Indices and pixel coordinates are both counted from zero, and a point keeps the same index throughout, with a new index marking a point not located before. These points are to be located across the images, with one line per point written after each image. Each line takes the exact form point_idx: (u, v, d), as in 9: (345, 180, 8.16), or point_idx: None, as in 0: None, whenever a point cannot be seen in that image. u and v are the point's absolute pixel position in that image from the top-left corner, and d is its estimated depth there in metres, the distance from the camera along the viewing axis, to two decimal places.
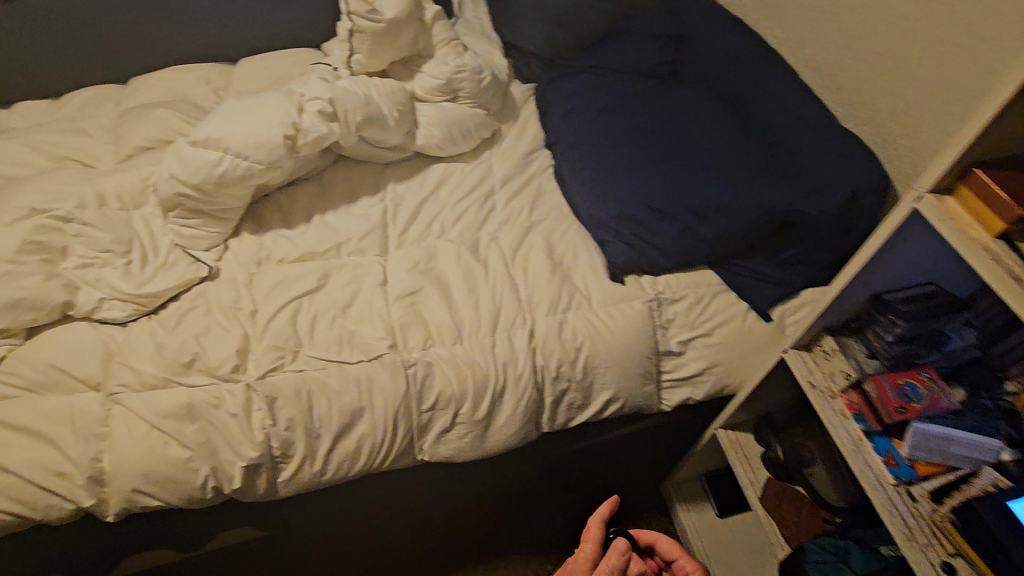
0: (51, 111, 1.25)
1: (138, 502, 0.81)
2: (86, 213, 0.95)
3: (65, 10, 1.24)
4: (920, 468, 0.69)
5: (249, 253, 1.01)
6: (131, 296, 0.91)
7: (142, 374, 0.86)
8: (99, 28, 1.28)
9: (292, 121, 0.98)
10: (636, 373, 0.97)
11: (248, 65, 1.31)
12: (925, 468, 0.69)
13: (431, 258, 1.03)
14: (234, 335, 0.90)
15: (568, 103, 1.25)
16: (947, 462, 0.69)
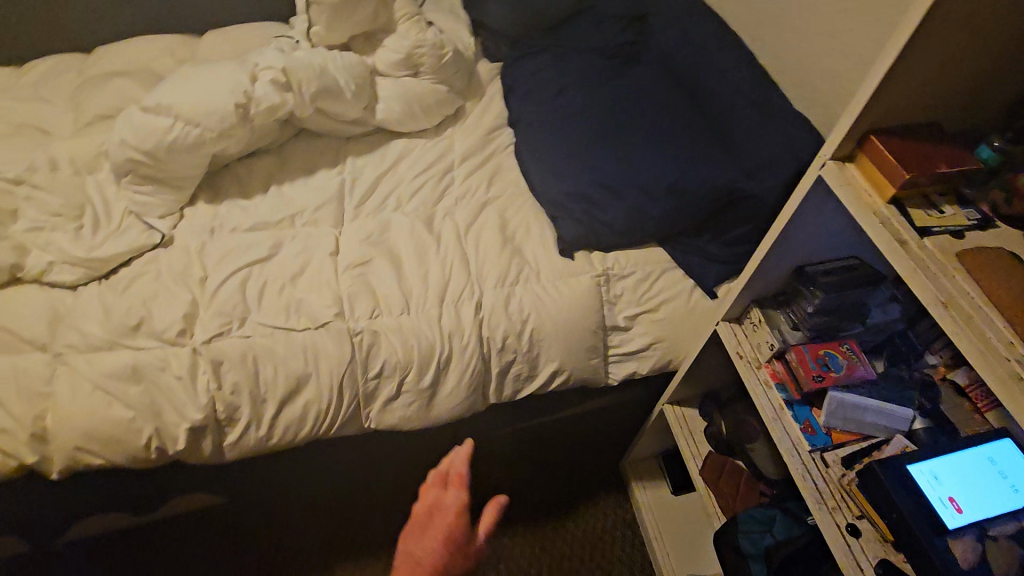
0: (13, 77, 1.25)
1: (81, 461, 0.83)
2: (37, 178, 0.97)
3: None
4: (834, 434, 0.72)
5: (203, 222, 1.02)
6: (80, 260, 0.92)
7: (89, 336, 0.87)
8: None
9: (244, 89, 0.99)
10: (582, 347, 0.99)
11: (213, 36, 1.31)
12: (840, 434, 0.72)
13: (384, 231, 1.05)
14: (182, 300, 0.91)
15: (529, 81, 1.26)
16: (861, 428, 0.72)
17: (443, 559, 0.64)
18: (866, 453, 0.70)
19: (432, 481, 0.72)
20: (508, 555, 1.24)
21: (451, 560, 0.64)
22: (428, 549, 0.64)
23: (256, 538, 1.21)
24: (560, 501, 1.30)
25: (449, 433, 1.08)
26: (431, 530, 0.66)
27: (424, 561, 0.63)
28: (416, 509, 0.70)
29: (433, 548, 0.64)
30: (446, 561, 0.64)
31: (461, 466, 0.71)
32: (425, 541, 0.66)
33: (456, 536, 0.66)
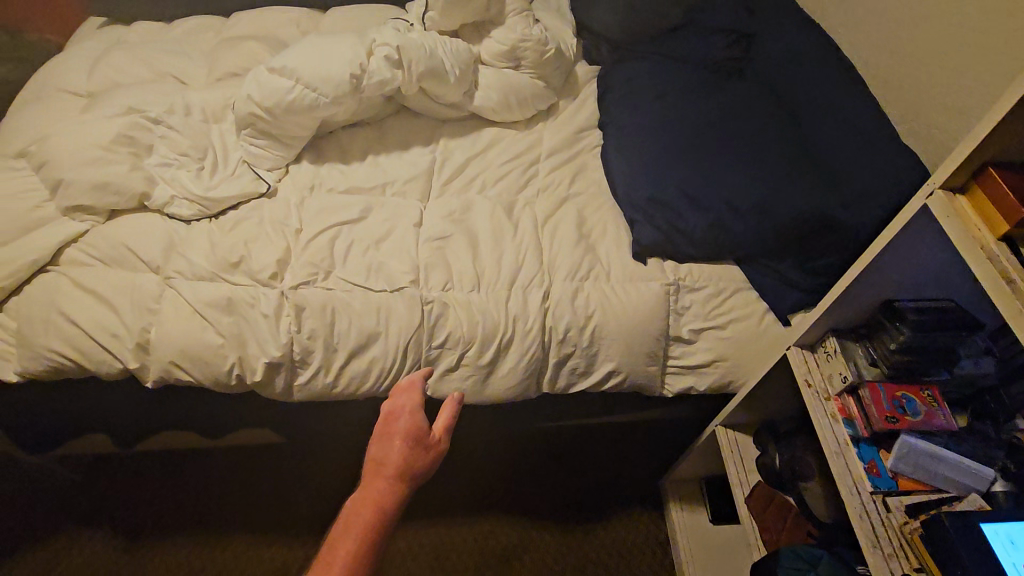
0: (162, 30, 1.40)
1: (172, 374, 0.92)
2: (172, 120, 1.08)
3: None
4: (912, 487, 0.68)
5: (306, 179, 1.11)
6: (197, 198, 1.02)
7: (195, 265, 0.96)
8: None
9: (359, 61, 1.05)
10: (641, 352, 0.98)
11: (336, 12, 1.41)
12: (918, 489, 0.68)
13: (466, 210, 1.09)
14: (278, 246, 0.99)
15: (625, 86, 1.28)
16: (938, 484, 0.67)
17: (406, 454, 0.72)
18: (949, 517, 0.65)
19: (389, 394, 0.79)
20: (533, 548, 1.24)
21: (414, 452, 0.72)
22: (390, 449, 0.73)
23: (303, 480, 1.30)
24: (592, 505, 1.30)
25: (497, 414, 1.10)
26: (391, 433, 0.74)
27: (388, 460, 0.71)
28: (380, 419, 0.78)
29: (394, 447, 0.72)
30: (410, 456, 0.72)
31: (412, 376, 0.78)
32: (389, 443, 0.74)
33: (416, 433, 0.74)
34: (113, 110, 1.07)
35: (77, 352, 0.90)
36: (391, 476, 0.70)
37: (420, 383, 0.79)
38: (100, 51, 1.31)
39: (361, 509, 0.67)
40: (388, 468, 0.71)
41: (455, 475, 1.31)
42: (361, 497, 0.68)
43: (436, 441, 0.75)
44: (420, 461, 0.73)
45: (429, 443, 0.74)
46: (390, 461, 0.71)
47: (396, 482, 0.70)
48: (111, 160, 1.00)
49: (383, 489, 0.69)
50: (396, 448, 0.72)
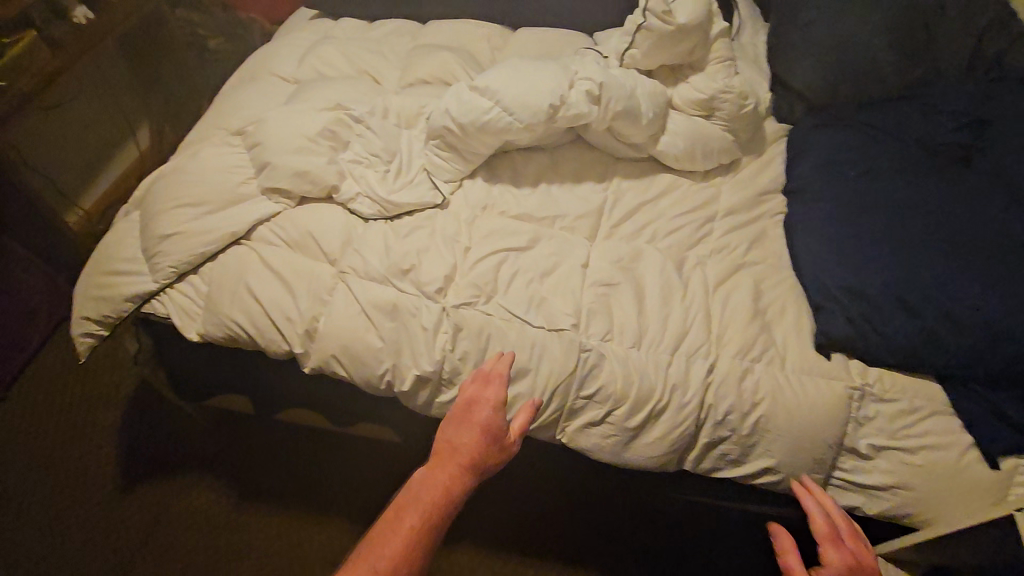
0: (364, 29, 1.48)
1: (330, 366, 0.95)
2: (371, 120, 1.12)
3: None
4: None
5: (479, 197, 1.11)
6: (379, 199, 1.05)
7: (368, 265, 0.99)
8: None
9: (561, 93, 1.04)
10: (808, 457, 0.88)
11: (527, 34, 1.42)
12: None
13: (635, 259, 1.04)
14: (447, 261, 1.00)
15: (824, 152, 1.17)
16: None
17: (479, 447, 0.79)
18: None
19: (472, 377, 0.85)
20: None
21: (487, 448, 0.80)
22: (466, 438, 0.80)
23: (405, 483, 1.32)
24: None
25: (622, 475, 1.04)
26: (470, 422, 0.81)
27: (461, 448, 0.79)
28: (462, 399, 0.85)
29: (469, 436, 0.80)
30: (482, 452, 0.79)
31: (499, 372, 0.84)
32: (466, 429, 0.81)
33: (492, 431, 0.80)
34: (322, 103, 1.13)
35: (253, 328, 0.95)
36: (462, 464, 0.78)
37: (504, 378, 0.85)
38: (311, 42, 1.40)
39: (431, 485, 0.77)
40: (460, 456, 0.79)
41: (553, 520, 1.25)
42: (433, 475, 0.78)
43: (508, 442, 0.81)
44: (490, 456, 0.80)
45: (501, 441, 0.81)
46: (462, 448, 0.79)
47: (465, 471, 0.78)
48: (313, 151, 1.06)
49: (452, 475, 0.78)
50: (470, 438, 0.80)
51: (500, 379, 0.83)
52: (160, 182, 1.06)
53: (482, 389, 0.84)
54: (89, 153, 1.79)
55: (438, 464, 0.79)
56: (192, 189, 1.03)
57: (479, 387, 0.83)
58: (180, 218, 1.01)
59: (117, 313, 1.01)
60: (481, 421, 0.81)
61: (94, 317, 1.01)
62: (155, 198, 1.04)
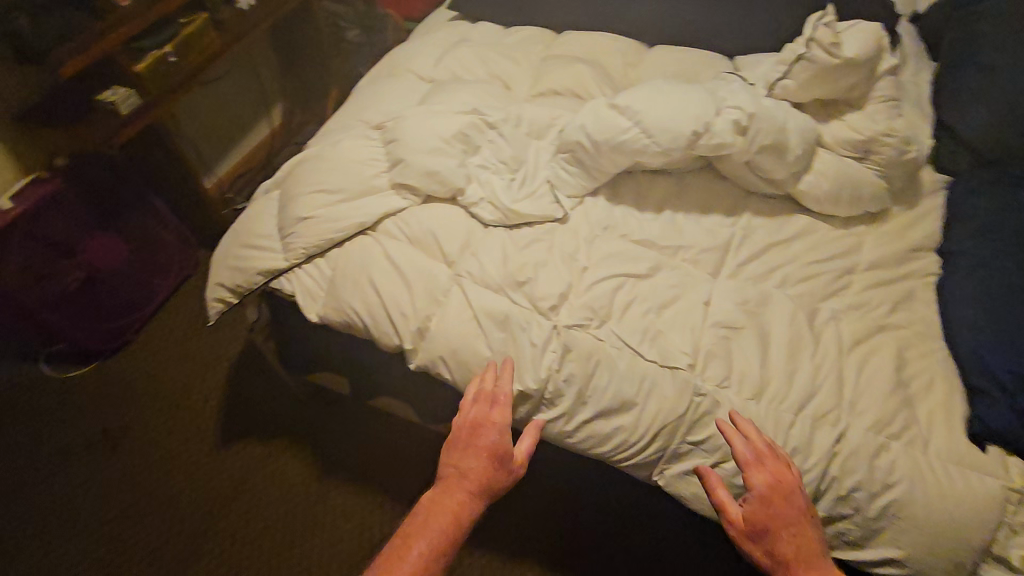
0: (499, 34, 1.49)
1: (436, 366, 0.96)
2: (504, 127, 1.13)
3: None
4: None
5: (600, 217, 1.08)
6: (502, 206, 1.05)
7: (485, 271, 0.99)
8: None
9: (707, 119, 1.00)
10: (944, 558, 0.78)
11: (664, 52, 1.38)
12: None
13: (762, 303, 0.97)
14: (564, 279, 0.98)
15: (995, 209, 1.02)
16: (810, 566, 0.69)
17: (490, 470, 0.78)
18: (781, 521, 0.72)
19: (477, 398, 0.85)
20: None
21: (496, 471, 0.78)
22: (474, 462, 0.78)
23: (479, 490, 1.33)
24: None
25: None
26: (476, 445, 0.80)
27: (470, 471, 0.77)
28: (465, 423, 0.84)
29: (476, 459, 0.78)
30: (491, 475, 0.78)
31: (502, 392, 0.84)
32: (473, 453, 0.80)
33: (500, 454, 0.79)
34: (458, 105, 1.16)
35: (369, 318, 0.98)
36: (471, 488, 0.76)
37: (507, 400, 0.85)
38: (450, 44, 1.44)
39: (439, 511, 0.73)
40: (466, 479, 0.77)
41: (632, 569, 1.18)
42: (439, 499, 0.75)
43: (515, 464, 0.80)
44: (498, 479, 0.78)
45: (509, 464, 0.80)
46: (471, 471, 0.77)
47: (477, 493, 0.76)
48: (445, 152, 1.07)
49: (462, 499, 0.75)
50: (477, 461, 0.78)
51: (505, 401, 0.84)
52: (301, 166, 1.13)
53: (487, 411, 0.84)
54: (229, 131, 1.96)
55: (444, 489, 0.76)
56: (329, 176, 1.08)
57: (484, 409, 0.84)
58: (316, 203, 1.06)
59: (248, 285, 1.07)
60: (487, 444, 0.80)
61: (228, 286, 1.09)
62: (296, 181, 1.10)
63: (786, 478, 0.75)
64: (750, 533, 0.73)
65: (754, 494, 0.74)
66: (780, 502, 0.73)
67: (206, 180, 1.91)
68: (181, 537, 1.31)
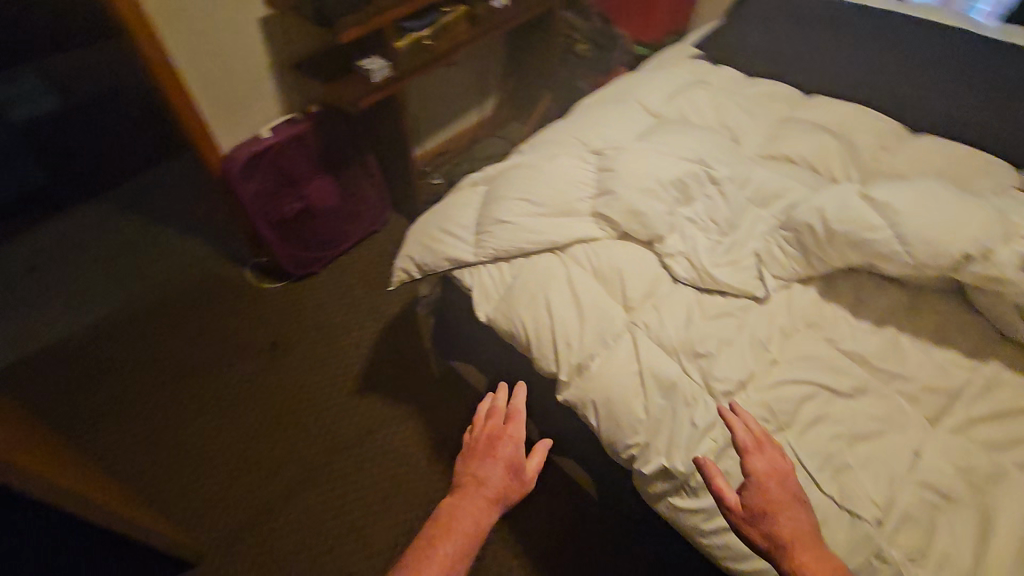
0: (740, 83, 1.42)
1: (584, 407, 0.93)
2: (727, 186, 1.06)
3: (819, 42, 1.43)
4: (801, 568, 0.65)
5: (805, 311, 0.97)
6: (700, 266, 0.99)
7: (663, 329, 0.93)
8: (831, 59, 1.40)
9: (985, 245, 0.85)
10: None
11: (933, 142, 1.21)
12: (793, 564, 0.65)
13: (992, 480, 0.78)
14: (747, 366, 0.89)
15: None
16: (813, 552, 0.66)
17: (507, 483, 0.78)
18: (776, 504, 0.70)
19: (491, 414, 0.85)
20: None
21: (511, 483, 0.78)
22: (490, 472, 0.78)
23: (573, 527, 1.33)
24: None
25: None
26: (494, 455, 0.80)
27: (488, 482, 0.77)
28: (482, 434, 0.84)
29: (495, 473, 0.78)
30: (507, 485, 0.78)
31: (515, 405, 0.84)
32: (490, 463, 0.80)
33: (514, 465, 0.80)
34: (683, 149, 1.10)
35: (534, 336, 0.98)
36: (489, 496, 0.76)
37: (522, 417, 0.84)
38: (685, 82, 1.39)
39: (461, 524, 0.72)
40: (482, 490, 0.76)
41: None
42: (458, 508, 0.74)
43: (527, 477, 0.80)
44: (513, 490, 0.78)
45: (523, 476, 0.80)
46: (490, 486, 0.77)
47: (495, 504, 0.76)
48: (658, 196, 1.03)
49: (480, 507, 0.75)
50: (496, 476, 0.78)
51: (521, 412, 0.84)
52: (512, 171, 1.17)
53: (502, 425, 0.84)
54: (447, 114, 2.13)
55: (463, 502, 0.75)
56: (536, 188, 1.10)
57: (498, 420, 0.84)
58: (517, 210, 1.08)
59: (433, 265, 1.14)
60: (504, 460, 0.80)
61: (416, 260, 1.17)
62: (505, 183, 1.14)
63: (782, 465, 0.74)
64: (750, 517, 0.69)
65: (751, 478, 0.72)
66: (775, 488, 0.71)
67: (415, 150, 2.09)
68: (299, 463, 1.45)
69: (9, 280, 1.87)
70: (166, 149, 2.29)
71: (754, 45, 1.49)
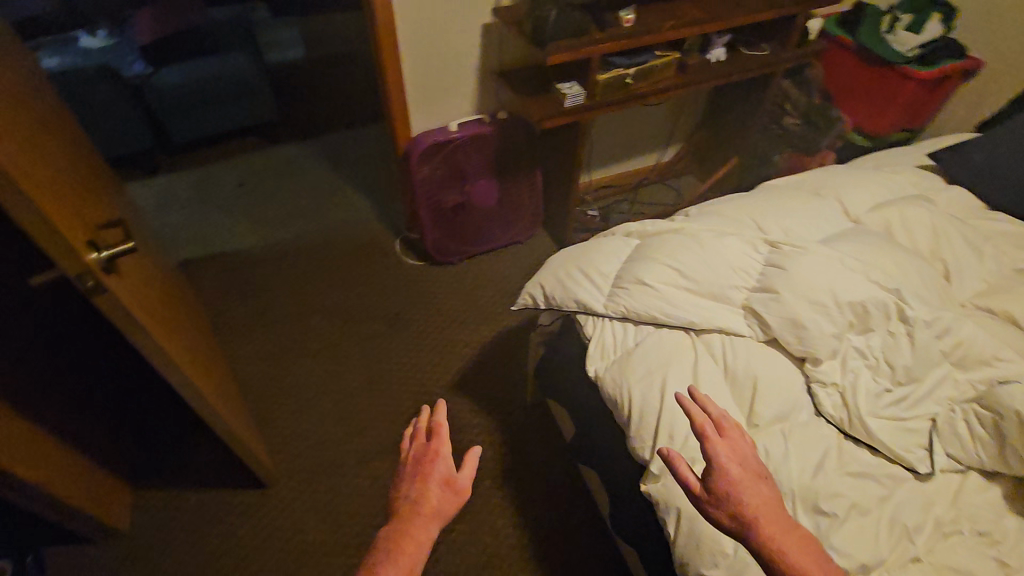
0: (971, 214, 1.21)
1: (666, 509, 0.84)
2: (921, 330, 0.89)
3: None
4: (769, 543, 0.66)
5: (971, 511, 0.79)
6: (854, 408, 0.85)
7: (784, 462, 0.81)
8: None
9: None
10: None
11: None
12: (764, 541, 0.66)
13: None
14: (880, 546, 0.74)
15: None
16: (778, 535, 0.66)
17: (443, 503, 0.74)
18: (739, 484, 0.70)
19: (416, 435, 0.81)
20: None
21: (447, 498, 0.75)
22: (422, 494, 0.74)
23: None
24: None
25: None
26: (422, 475, 0.76)
27: (422, 506, 0.73)
28: (409, 455, 0.80)
29: (432, 495, 0.74)
30: (440, 502, 0.74)
31: (437, 421, 0.79)
32: (419, 486, 0.75)
33: (445, 479, 0.76)
34: (876, 269, 0.96)
35: (636, 412, 0.91)
36: (424, 517, 0.72)
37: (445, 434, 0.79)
38: (903, 194, 1.21)
39: (398, 559, 0.67)
40: (415, 513, 0.72)
41: None
42: (398, 537, 0.70)
43: (463, 490, 0.75)
44: (449, 504, 0.75)
45: (458, 487, 0.76)
46: (424, 511, 0.72)
47: (432, 527, 0.72)
48: (828, 314, 0.90)
49: (421, 532, 0.70)
50: (433, 499, 0.74)
51: (444, 424, 0.79)
52: (671, 234, 1.12)
53: (426, 445, 0.79)
54: (625, 151, 2.14)
55: (398, 536, 0.70)
56: (691, 261, 1.03)
57: (421, 437, 0.80)
58: (663, 277, 1.02)
59: (560, 302, 1.12)
60: (434, 483, 0.75)
61: (546, 291, 1.16)
62: (658, 244, 1.09)
63: (738, 444, 0.74)
64: (714, 499, 0.69)
65: (711, 461, 0.71)
66: (737, 468, 0.71)
67: (584, 175, 2.12)
68: (376, 435, 1.52)
69: (220, 188, 2.23)
70: (370, 115, 2.57)
71: (1007, 171, 1.25)
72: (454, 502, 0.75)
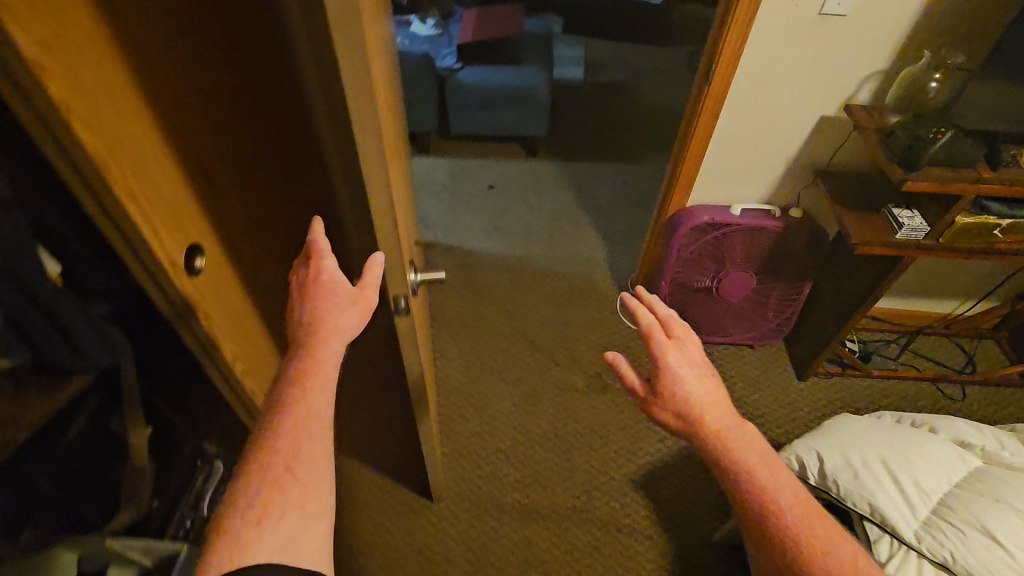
0: None
1: None
2: None
3: None
4: (723, 447, 0.67)
5: None
6: None
7: None
8: None
9: None
10: None
11: None
12: (718, 445, 0.68)
13: None
14: None
15: None
16: (724, 424, 0.68)
17: (340, 324, 0.69)
18: (689, 391, 0.70)
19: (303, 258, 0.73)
20: None
21: (345, 314, 0.70)
22: (313, 319, 0.69)
23: None
24: None
25: None
26: (309, 298, 0.70)
27: (316, 333, 0.68)
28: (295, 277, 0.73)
29: (329, 318, 0.68)
30: (337, 324, 0.69)
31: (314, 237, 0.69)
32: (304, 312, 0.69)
33: (340, 296, 0.70)
34: None
35: None
36: (318, 344, 0.68)
37: (328, 249, 0.71)
38: None
39: (303, 387, 0.66)
40: (313, 340, 0.68)
41: None
42: (299, 371, 0.67)
43: (368, 301, 0.71)
44: (352, 322, 0.70)
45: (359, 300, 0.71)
46: (325, 329, 0.68)
47: (336, 348, 0.69)
48: None
49: (320, 359, 0.68)
50: (339, 319, 0.69)
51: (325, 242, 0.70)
52: None
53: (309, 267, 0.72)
54: (924, 290, 1.83)
55: (312, 364, 0.67)
56: None
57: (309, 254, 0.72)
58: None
59: (841, 492, 0.92)
60: (329, 299, 0.69)
61: (823, 466, 0.98)
62: (1022, 489, 0.82)
63: (694, 353, 0.73)
64: (664, 406, 0.71)
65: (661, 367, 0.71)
66: (692, 374, 0.71)
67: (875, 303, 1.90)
68: (544, 495, 1.47)
69: (475, 185, 2.35)
70: (628, 154, 2.51)
71: None
72: (358, 313, 0.71)
